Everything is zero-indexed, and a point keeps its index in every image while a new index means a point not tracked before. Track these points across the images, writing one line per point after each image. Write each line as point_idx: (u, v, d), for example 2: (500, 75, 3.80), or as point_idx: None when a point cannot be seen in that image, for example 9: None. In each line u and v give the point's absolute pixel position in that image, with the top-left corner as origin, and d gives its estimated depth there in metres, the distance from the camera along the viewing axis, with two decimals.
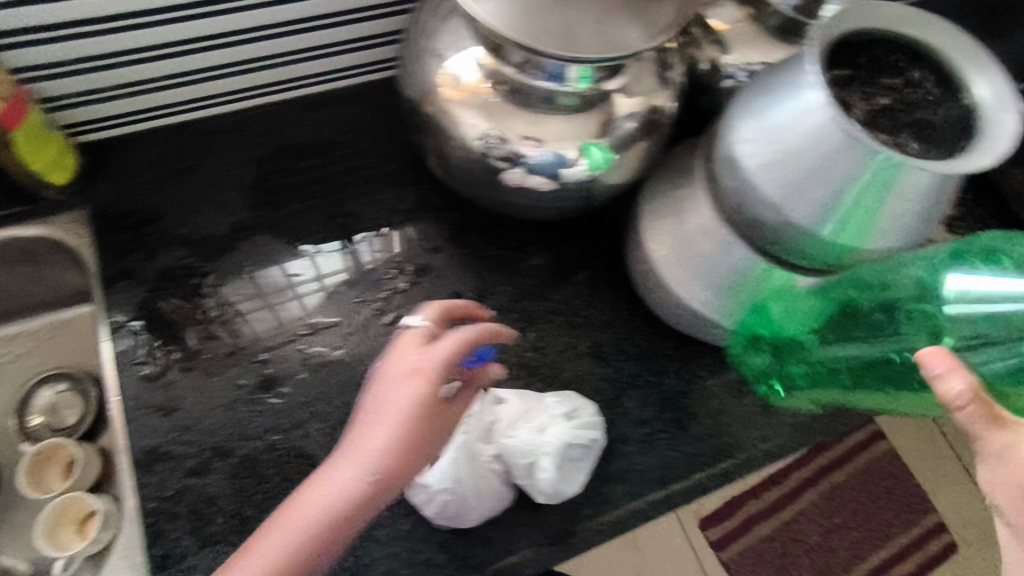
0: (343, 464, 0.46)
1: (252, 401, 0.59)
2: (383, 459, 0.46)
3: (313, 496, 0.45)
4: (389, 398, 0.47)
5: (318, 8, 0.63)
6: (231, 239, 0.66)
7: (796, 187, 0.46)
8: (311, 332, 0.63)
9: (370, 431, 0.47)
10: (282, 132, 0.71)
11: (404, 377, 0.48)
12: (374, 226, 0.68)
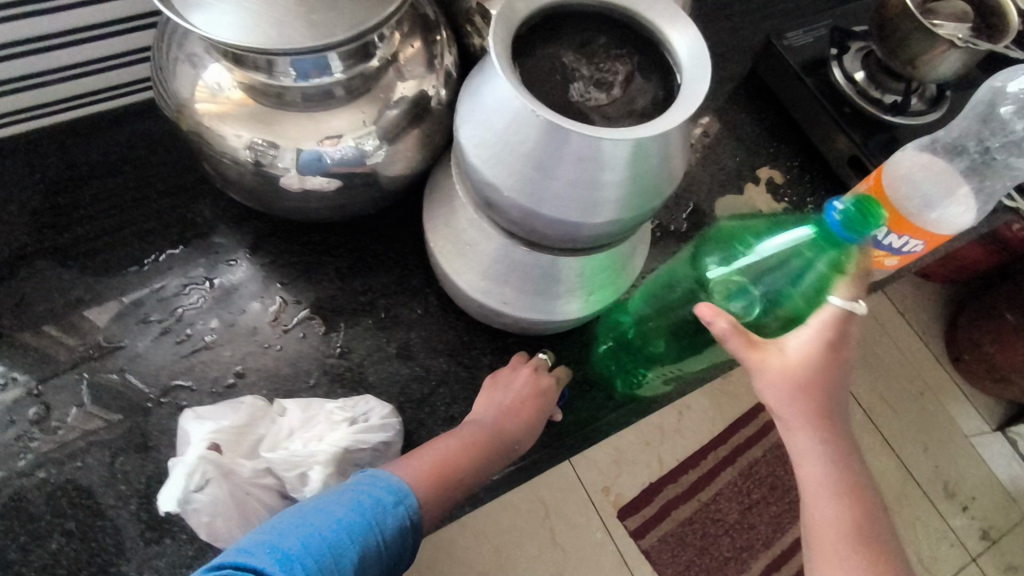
0: (456, 432, 0.56)
1: (23, 435, 0.56)
2: (493, 429, 0.57)
3: (437, 448, 0.54)
4: (513, 385, 0.60)
5: (75, 17, 0.59)
6: (6, 267, 0.62)
7: (535, 181, 0.44)
8: (94, 358, 0.60)
9: (483, 412, 0.59)
10: (69, 152, 0.67)
11: (489, 393, 0.60)
12: (167, 243, 0.66)
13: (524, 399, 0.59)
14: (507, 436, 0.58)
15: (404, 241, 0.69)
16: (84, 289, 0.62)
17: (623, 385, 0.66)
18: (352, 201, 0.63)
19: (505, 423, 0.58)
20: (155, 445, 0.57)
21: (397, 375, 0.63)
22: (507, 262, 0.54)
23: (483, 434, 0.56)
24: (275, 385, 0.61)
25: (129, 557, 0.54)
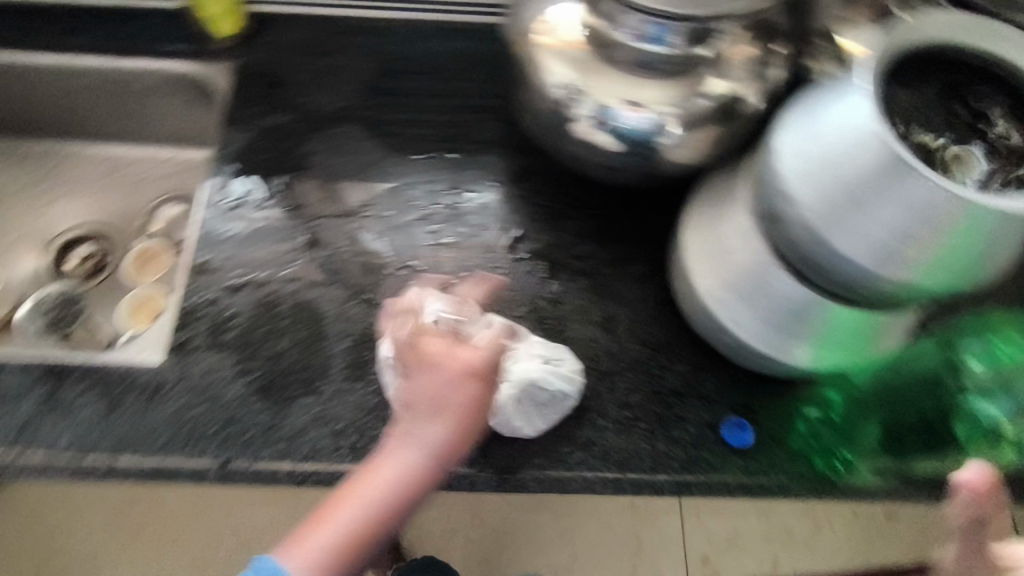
0: (420, 421, 0.53)
1: (291, 253, 0.67)
2: (446, 440, 0.52)
3: (372, 478, 0.52)
4: (435, 396, 0.53)
5: None
6: (331, 117, 0.74)
7: (854, 211, 0.42)
8: (364, 215, 0.69)
9: (395, 445, 0.53)
10: (409, 45, 0.78)
11: (408, 416, 0.54)
12: (450, 146, 0.73)
13: (433, 389, 0.53)
14: (468, 421, 0.53)
15: (648, 226, 0.69)
16: (378, 157, 0.72)
17: (829, 466, 0.59)
18: (624, 170, 0.65)
19: (451, 432, 0.53)
20: (380, 304, 0.65)
21: (594, 342, 0.65)
22: (763, 284, 0.52)
23: (457, 417, 0.53)
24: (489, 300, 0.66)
25: (326, 383, 0.61)
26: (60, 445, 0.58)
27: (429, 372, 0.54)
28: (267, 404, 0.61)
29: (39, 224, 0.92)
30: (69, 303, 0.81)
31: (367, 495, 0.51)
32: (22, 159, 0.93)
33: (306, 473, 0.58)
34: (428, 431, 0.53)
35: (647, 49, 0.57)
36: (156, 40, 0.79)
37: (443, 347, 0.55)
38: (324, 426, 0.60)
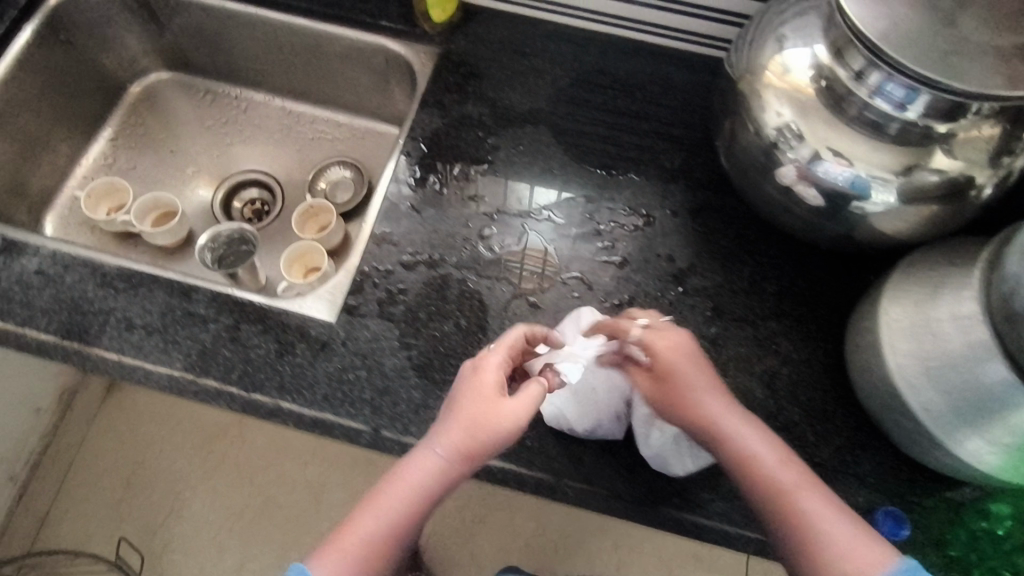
0: (448, 422, 0.54)
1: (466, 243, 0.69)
2: (455, 446, 0.52)
3: (388, 491, 0.52)
4: (477, 402, 0.53)
5: None
6: (522, 117, 0.75)
7: None
8: (539, 218, 0.70)
9: (422, 456, 0.53)
10: (609, 60, 0.79)
11: (436, 429, 0.54)
12: (632, 168, 0.73)
13: (467, 401, 0.54)
14: (484, 439, 0.52)
15: (825, 288, 0.67)
16: (560, 164, 0.73)
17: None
18: (819, 226, 0.62)
19: (462, 440, 0.52)
20: (542, 309, 0.66)
21: (750, 394, 0.63)
22: (962, 376, 0.49)
23: (468, 431, 0.52)
24: None
25: None
26: (228, 380, 0.61)
27: (468, 391, 0.54)
28: (422, 381, 0.62)
29: (217, 162, 0.98)
30: (237, 241, 0.84)
31: (390, 500, 0.52)
32: (214, 100, 1.00)
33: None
34: (445, 446, 0.53)
35: (884, 108, 0.54)
36: (369, 14, 0.83)
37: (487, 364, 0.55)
38: None
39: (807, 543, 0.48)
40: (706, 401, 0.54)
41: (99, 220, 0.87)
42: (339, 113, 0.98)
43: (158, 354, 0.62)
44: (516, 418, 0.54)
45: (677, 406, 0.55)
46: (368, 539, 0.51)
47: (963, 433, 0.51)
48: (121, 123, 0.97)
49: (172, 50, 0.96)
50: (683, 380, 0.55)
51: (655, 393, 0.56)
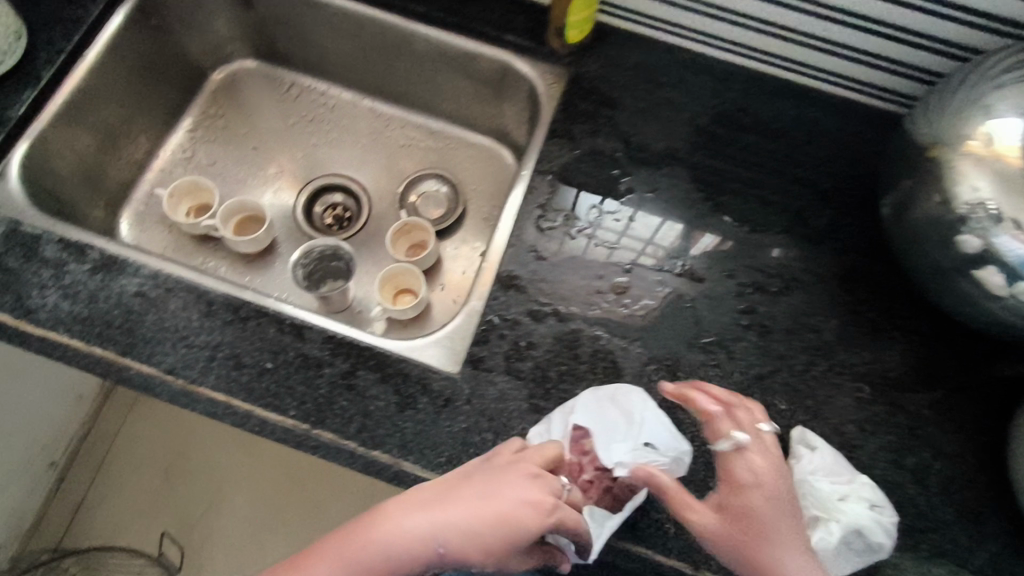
0: (467, 495, 0.49)
1: (597, 295, 0.64)
2: (467, 532, 0.48)
3: (376, 536, 0.47)
4: (505, 488, 0.50)
5: (888, 11, 0.61)
6: (659, 158, 0.69)
7: None
8: (676, 273, 0.65)
9: (426, 513, 0.48)
10: (752, 99, 0.72)
11: (445, 494, 0.49)
12: (775, 225, 0.67)
13: (505, 491, 0.50)
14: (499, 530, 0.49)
15: (980, 378, 0.62)
16: (697, 215, 0.67)
17: None
18: (1000, 317, 0.57)
19: (486, 532, 0.48)
20: (681, 378, 0.61)
21: (901, 489, 0.59)
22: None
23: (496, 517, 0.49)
24: (795, 407, 0.61)
25: None
26: (346, 433, 0.57)
27: (516, 487, 0.50)
28: None
29: (299, 163, 0.92)
30: (329, 258, 0.81)
31: (361, 549, 0.46)
32: (299, 95, 0.93)
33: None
34: (467, 513, 0.48)
35: None
36: (490, 24, 0.77)
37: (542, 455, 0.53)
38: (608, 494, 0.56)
39: None
40: (777, 553, 0.49)
41: (183, 223, 0.81)
42: (434, 120, 0.92)
43: (269, 399, 0.58)
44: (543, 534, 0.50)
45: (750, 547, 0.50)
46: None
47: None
48: (200, 113, 0.91)
49: (261, 39, 0.89)
50: (754, 523, 0.50)
51: (725, 531, 0.50)
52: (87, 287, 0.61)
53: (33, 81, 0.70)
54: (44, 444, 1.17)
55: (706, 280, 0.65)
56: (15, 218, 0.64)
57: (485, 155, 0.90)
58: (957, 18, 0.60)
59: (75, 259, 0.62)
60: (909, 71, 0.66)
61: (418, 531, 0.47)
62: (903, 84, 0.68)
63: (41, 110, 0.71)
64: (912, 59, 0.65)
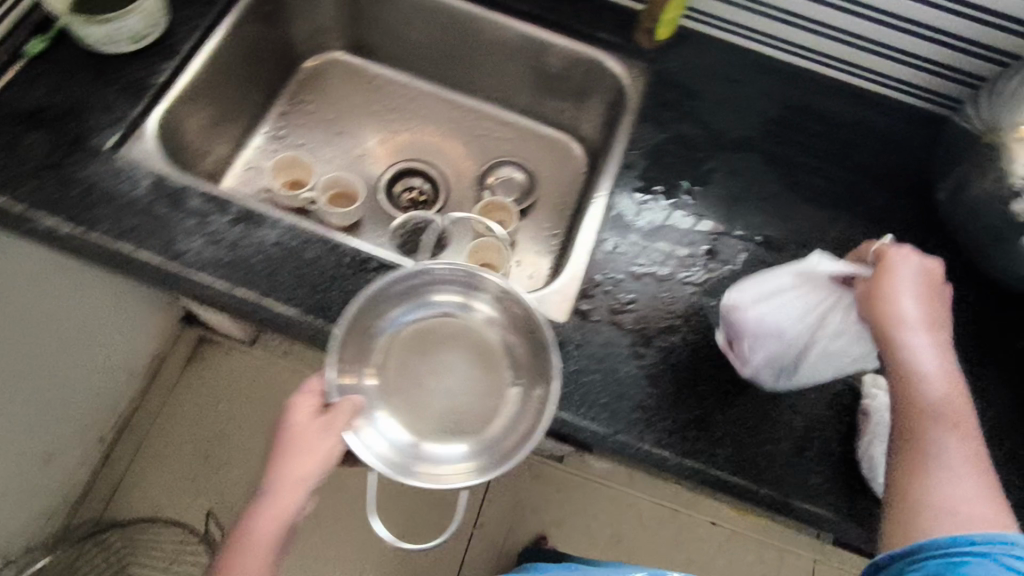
0: (300, 455, 0.56)
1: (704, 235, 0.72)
2: (320, 470, 0.57)
3: (917, 394, 0.53)
4: (298, 431, 0.57)
5: (923, 44, 0.74)
6: (737, 143, 0.77)
7: None
8: (755, 243, 0.72)
9: (919, 355, 0.54)
10: (815, 96, 0.81)
11: (281, 455, 0.57)
12: (832, 203, 0.75)
13: (253, 539, 0.56)
14: (933, 499, 0.50)
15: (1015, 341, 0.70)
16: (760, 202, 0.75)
17: None
18: None
19: (264, 561, 0.56)
20: None
21: None
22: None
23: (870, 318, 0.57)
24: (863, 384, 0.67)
25: (706, 392, 0.65)
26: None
27: (278, 463, 0.56)
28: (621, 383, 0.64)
29: (383, 147, 0.98)
30: (420, 230, 0.87)
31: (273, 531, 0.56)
32: (383, 84, 1.00)
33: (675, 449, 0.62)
34: (947, 407, 0.53)
35: None
36: (583, 23, 0.84)
37: (307, 399, 0.59)
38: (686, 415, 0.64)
39: (921, 448, 0.52)
40: (925, 360, 0.54)
41: (283, 194, 0.87)
42: (507, 111, 1.00)
43: None
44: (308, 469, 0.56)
45: (908, 411, 0.53)
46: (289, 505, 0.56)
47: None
48: (291, 94, 0.97)
49: (354, 31, 0.96)
50: (955, 377, 0.54)
51: (937, 355, 0.55)
52: (231, 235, 0.65)
53: (166, 59, 0.74)
54: (94, 424, 1.15)
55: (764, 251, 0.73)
56: (160, 177, 0.67)
57: (553, 145, 0.98)
58: (967, 48, 0.73)
59: (217, 211, 0.66)
60: (941, 97, 0.79)
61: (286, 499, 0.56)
62: (953, 89, 0.78)
63: (172, 84, 0.74)
64: (941, 86, 0.78)
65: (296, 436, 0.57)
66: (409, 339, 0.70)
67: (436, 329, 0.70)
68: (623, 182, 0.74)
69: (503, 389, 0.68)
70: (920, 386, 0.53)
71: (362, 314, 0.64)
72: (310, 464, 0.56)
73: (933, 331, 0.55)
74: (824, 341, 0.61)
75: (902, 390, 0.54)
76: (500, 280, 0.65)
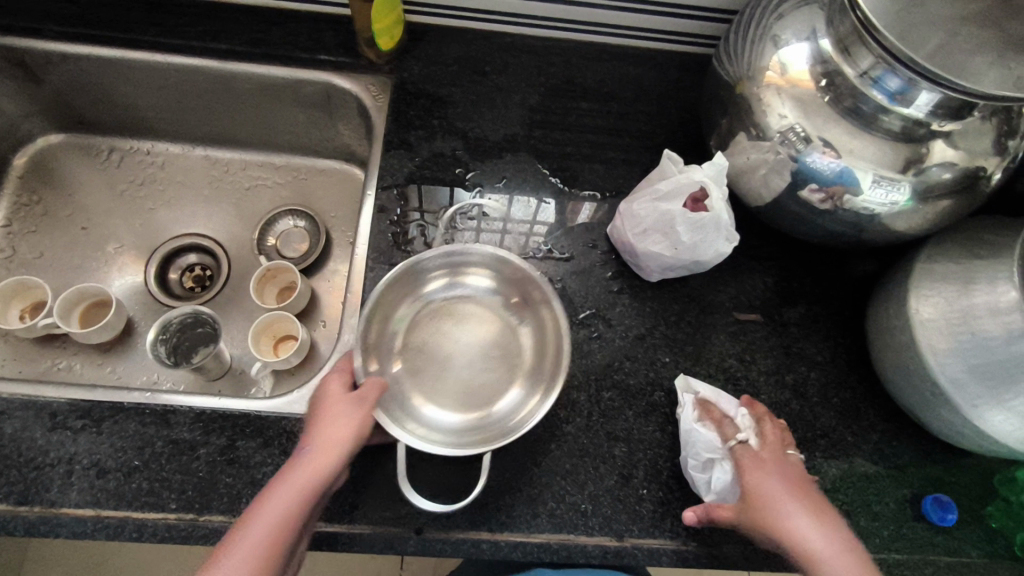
0: (342, 413, 0.51)
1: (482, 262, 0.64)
2: (340, 448, 0.49)
3: (796, 541, 0.48)
4: (325, 396, 0.53)
5: None
6: (499, 147, 0.69)
7: None
8: (540, 258, 0.65)
9: (798, 520, 0.49)
10: (576, 69, 0.74)
11: (313, 425, 0.51)
12: (615, 187, 0.68)
13: (234, 544, 0.45)
14: None
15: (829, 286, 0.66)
16: (536, 207, 0.67)
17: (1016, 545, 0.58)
18: (823, 223, 0.62)
19: (263, 560, 0.45)
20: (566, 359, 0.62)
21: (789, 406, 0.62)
22: (999, 348, 0.50)
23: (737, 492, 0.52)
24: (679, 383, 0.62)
25: (517, 445, 0.58)
26: (173, 509, 0.53)
27: (328, 424, 0.51)
28: (418, 467, 0.56)
29: (142, 232, 0.85)
30: (191, 326, 0.75)
31: (272, 522, 0.46)
32: (121, 159, 0.86)
33: (492, 523, 0.55)
34: (816, 530, 0.49)
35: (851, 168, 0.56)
36: (303, 48, 0.72)
37: (329, 377, 0.55)
38: (500, 478, 0.56)
39: None
40: (797, 522, 0.49)
41: (17, 330, 0.73)
42: (274, 154, 0.88)
43: (144, 499, 0.53)
44: (346, 427, 0.50)
45: (806, 557, 0.48)
46: (272, 493, 0.47)
47: (976, 393, 0.52)
48: (8, 201, 0.82)
49: (60, 111, 0.81)
50: (824, 514, 0.50)
51: (793, 509, 0.50)
52: None
53: None
54: None
55: (551, 262, 0.65)
56: None
57: (334, 179, 0.88)
58: None
59: None
60: (703, 40, 0.73)
61: (278, 503, 0.47)
62: (710, 29, 0.71)
63: None
64: (698, 30, 0.71)
65: (327, 401, 0.53)
66: (436, 316, 0.65)
67: (455, 310, 0.66)
68: (382, 226, 0.65)
69: (519, 344, 0.64)
70: (820, 555, 0.48)
71: (392, 293, 0.61)
72: (350, 423, 0.51)
73: (776, 454, 0.54)
74: (674, 252, 0.59)
75: (797, 551, 0.48)
76: (494, 252, 0.62)
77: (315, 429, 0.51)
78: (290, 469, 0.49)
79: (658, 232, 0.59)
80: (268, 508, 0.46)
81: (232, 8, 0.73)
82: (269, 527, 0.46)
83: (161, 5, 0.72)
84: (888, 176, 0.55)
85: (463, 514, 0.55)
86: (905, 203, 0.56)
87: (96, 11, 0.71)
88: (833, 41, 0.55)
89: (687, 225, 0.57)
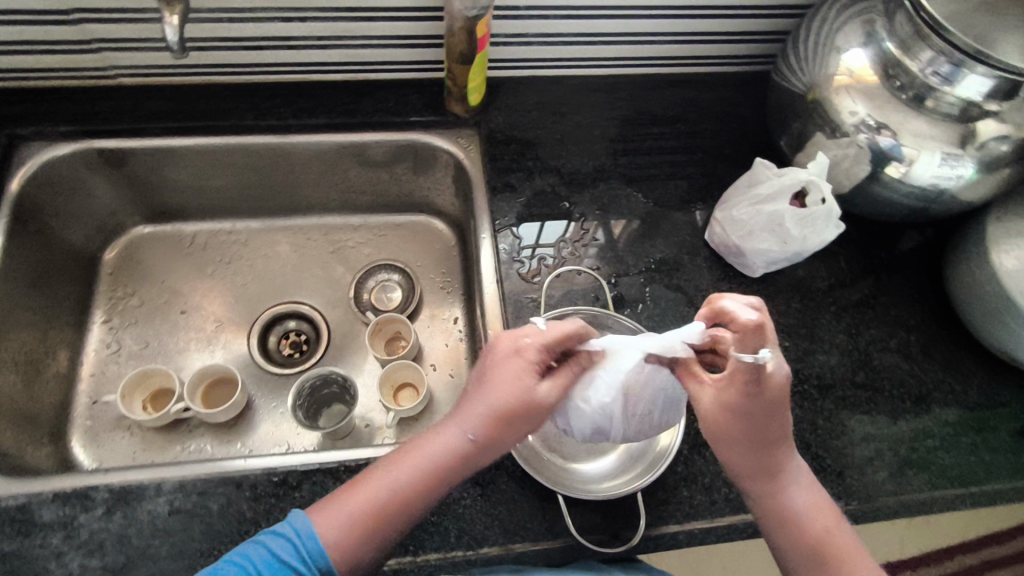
0: (499, 424, 0.52)
1: (605, 282, 0.70)
2: (485, 436, 0.52)
3: (772, 458, 0.51)
4: (491, 380, 0.53)
5: (713, 23, 0.76)
6: (593, 177, 0.76)
7: None
8: (654, 270, 0.71)
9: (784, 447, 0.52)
10: (640, 99, 0.81)
11: (468, 411, 0.53)
12: (702, 198, 0.76)
13: (361, 488, 0.52)
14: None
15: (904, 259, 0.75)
16: (639, 225, 0.73)
17: None
18: (899, 202, 0.70)
19: (369, 526, 0.51)
20: None
21: (897, 367, 0.70)
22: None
23: (722, 426, 0.50)
24: (801, 362, 0.69)
25: (682, 442, 0.63)
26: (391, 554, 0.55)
27: (491, 415, 0.51)
28: (603, 477, 0.60)
29: (236, 305, 0.86)
30: (320, 386, 0.78)
31: (405, 494, 0.52)
32: (205, 241, 0.88)
33: (681, 516, 0.59)
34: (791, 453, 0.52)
35: (919, 151, 0.64)
36: (394, 112, 0.77)
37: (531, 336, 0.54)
38: (676, 474, 0.61)
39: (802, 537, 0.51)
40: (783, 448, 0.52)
41: (146, 420, 0.73)
42: (352, 215, 0.92)
43: None
44: (499, 438, 0.52)
45: (763, 473, 0.51)
46: (414, 467, 0.52)
47: None
48: (105, 296, 0.83)
49: (148, 203, 0.84)
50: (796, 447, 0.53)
51: (769, 433, 0.50)
52: (112, 529, 0.55)
53: None
54: None
55: (665, 272, 0.72)
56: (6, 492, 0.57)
57: (414, 230, 0.92)
58: (752, 15, 0.76)
59: (83, 509, 0.56)
60: (746, 60, 0.82)
61: (415, 478, 0.52)
62: (752, 49, 0.81)
63: None
64: (742, 51, 0.80)
65: (500, 376, 0.52)
66: None
67: None
68: (508, 262, 0.70)
69: None
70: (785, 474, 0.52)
71: None
72: (502, 437, 0.52)
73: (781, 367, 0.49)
74: (782, 246, 0.66)
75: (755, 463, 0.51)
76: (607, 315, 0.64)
77: (468, 422, 0.52)
78: (433, 450, 0.53)
79: (766, 230, 0.66)
80: (396, 480, 0.52)
81: (320, 86, 0.78)
82: (390, 497, 0.52)
83: (257, 90, 0.77)
84: (953, 152, 0.64)
85: (654, 513, 0.59)
86: (970, 174, 0.65)
87: (195, 105, 0.76)
88: (894, 45, 0.64)
89: (795, 219, 0.64)
